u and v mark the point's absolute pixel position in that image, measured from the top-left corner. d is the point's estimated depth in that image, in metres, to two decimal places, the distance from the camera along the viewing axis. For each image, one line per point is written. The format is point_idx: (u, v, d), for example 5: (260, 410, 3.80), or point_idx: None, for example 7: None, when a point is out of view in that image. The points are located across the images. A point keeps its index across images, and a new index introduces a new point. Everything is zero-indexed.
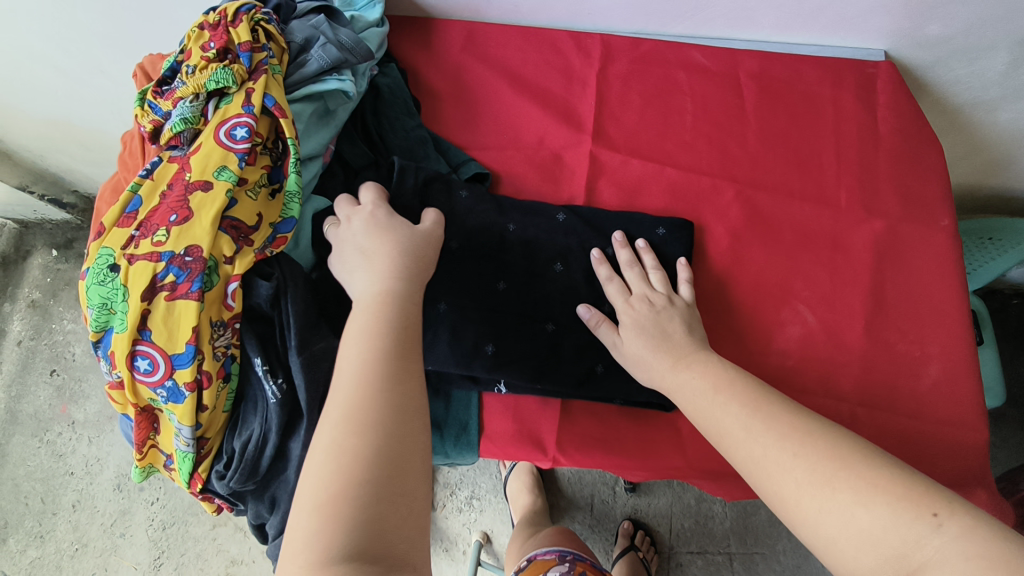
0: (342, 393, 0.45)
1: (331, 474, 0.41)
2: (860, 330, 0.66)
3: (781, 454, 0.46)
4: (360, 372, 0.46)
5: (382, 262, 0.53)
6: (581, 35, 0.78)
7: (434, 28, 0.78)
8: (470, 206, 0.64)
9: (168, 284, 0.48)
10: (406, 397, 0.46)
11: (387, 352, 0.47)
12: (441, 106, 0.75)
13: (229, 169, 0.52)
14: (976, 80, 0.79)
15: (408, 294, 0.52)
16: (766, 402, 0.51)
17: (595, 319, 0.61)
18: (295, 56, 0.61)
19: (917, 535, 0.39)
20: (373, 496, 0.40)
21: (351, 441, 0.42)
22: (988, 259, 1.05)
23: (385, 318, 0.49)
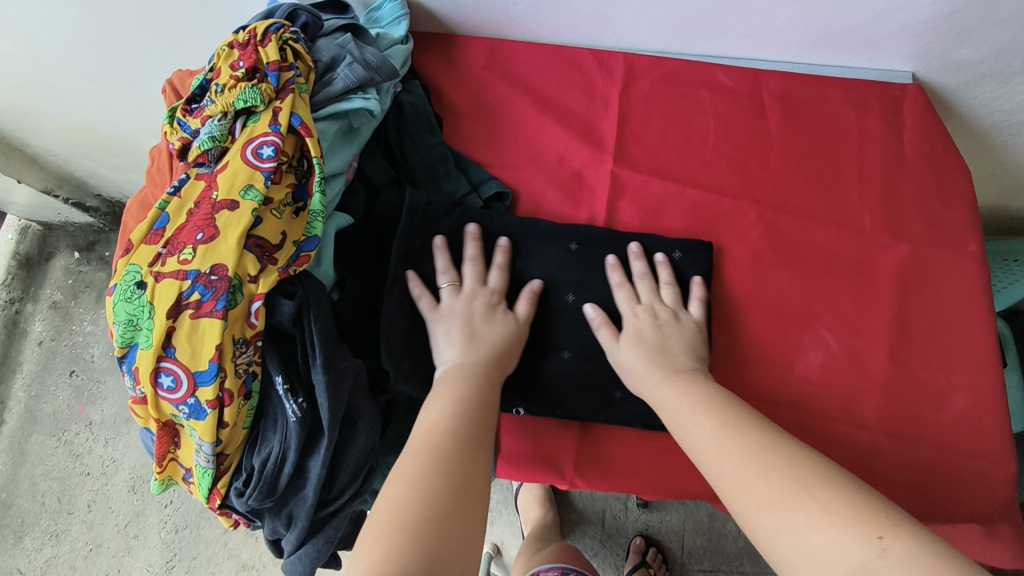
0: (435, 441, 0.48)
1: (411, 503, 0.42)
2: (884, 357, 0.65)
3: (743, 471, 0.45)
4: (452, 428, 0.49)
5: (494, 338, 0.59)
6: (603, 53, 0.78)
7: (456, 46, 0.79)
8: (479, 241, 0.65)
9: (193, 301, 0.49)
10: (479, 454, 0.49)
11: (469, 411, 0.51)
12: (462, 123, 0.75)
13: (255, 188, 0.52)
14: (1005, 103, 0.78)
15: (490, 376, 0.56)
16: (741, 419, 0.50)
17: (598, 321, 0.61)
18: (322, 75, 0.62)
19: (863, 561, 0.37)
20: (440, 517, 0.42)
21: (435, 479, 0.44)
22: (1013, 280, 1.03)
23: (471, 388, 0.54)
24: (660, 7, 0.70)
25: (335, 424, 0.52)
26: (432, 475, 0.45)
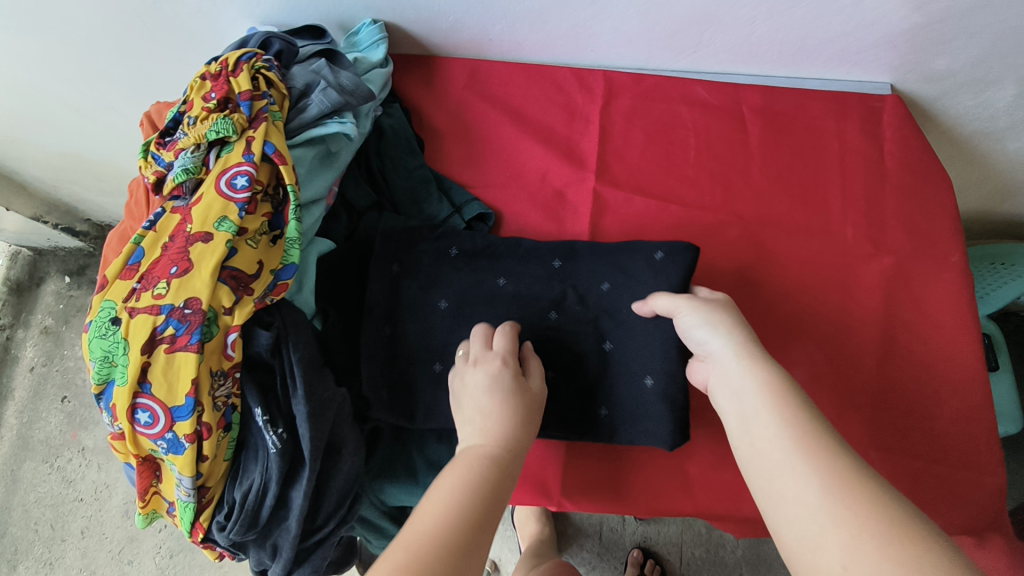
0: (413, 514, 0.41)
1: None
2: (870, 369, 0.65)
3: (806, 485, 0.38)
4: (450, 495, 0.43)
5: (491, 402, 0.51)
6: (583, 71, 0.78)
7: (437, 68, 0.79)
8: (461, 262, 0.65)
9: (168, 335, 0.49)
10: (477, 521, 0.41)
11: (477, 475, 0.45)
12: (444, 145, 0.76)
13: (229, 220, 0.53)
14: (985, 111, 0.78)
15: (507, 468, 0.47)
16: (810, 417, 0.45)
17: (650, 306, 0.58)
18: (296, 101, 0.63)
19: None
20: None
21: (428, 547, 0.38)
22: (998, 284, 1.04)
23: (481, 457, 0.47)
24: (638, 25, 0.71)
25: (316, 455, 0.52)
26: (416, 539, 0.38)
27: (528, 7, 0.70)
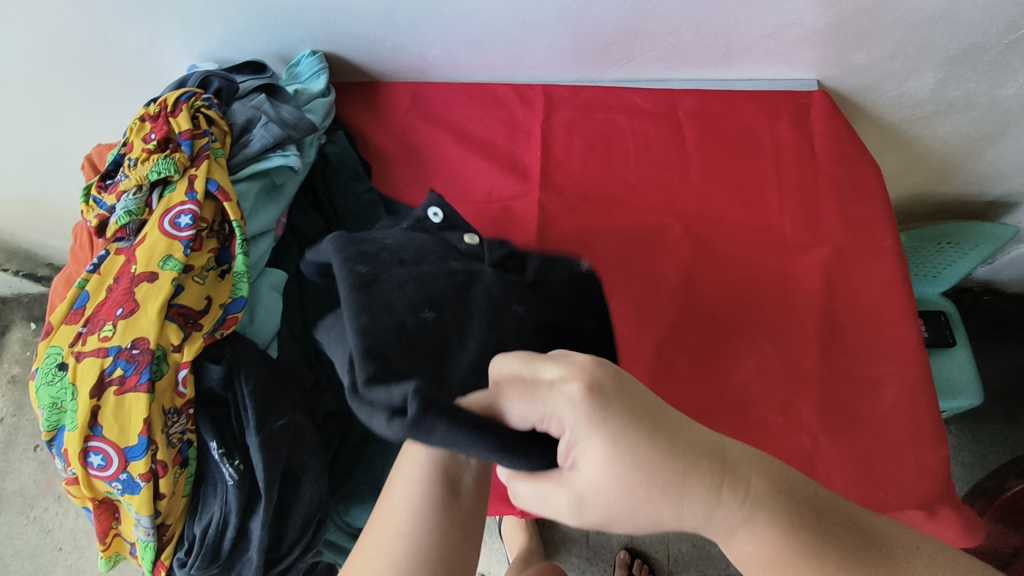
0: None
1: None
2: (816, 356, 0.67)
3: None
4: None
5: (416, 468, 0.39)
6: (522, 87, 0.80)
7: (380, 94, 0.81)
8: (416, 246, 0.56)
9: (116, 378, 0.50)
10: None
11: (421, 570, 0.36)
12: (390, 168, 0.77)
13: (174, 258, 0.54)
14: (910, 99, 0.81)
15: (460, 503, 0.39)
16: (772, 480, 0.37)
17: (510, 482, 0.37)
18: (238, 137, 0.64)
19: None
20: None
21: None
22: (952, 262, 1.10)
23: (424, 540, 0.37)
24: (570, 40, 0.73)
25: (272, 485, 0.53)
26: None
27: (462, 29, 0.72)
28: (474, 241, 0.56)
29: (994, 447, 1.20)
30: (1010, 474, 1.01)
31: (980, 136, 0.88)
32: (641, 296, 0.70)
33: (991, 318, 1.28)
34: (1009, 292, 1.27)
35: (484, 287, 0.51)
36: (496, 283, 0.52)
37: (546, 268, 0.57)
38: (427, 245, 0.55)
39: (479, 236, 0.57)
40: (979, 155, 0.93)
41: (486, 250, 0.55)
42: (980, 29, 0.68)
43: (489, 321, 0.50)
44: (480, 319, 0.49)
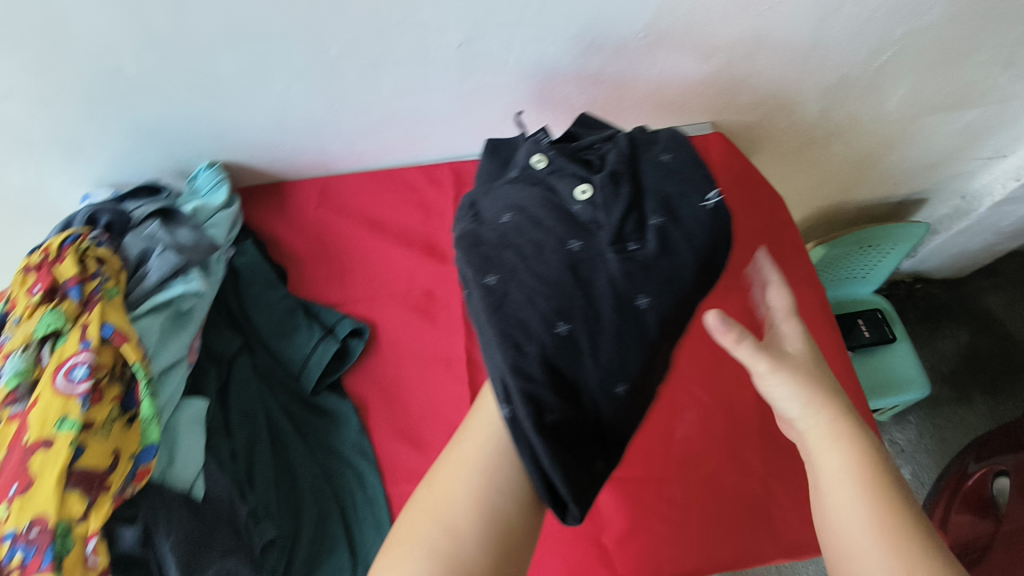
0: (414, 526, 0.48)
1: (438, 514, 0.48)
2: (753, 398, 0.67)
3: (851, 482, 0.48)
4: (451, 502, 0.48)
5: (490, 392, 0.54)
6: (429, 167, 0.80)
7: (288, 193, 0.80)
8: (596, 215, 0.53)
9: (16, 565, 0.47)
10: (478, 520, 0.47)
11: (474, 477, 0.48)
12: (305, 269, 0.76)
13: (71, 417, 0.51)
14: (803, 126, 0.83)
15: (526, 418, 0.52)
16: (855, 474, 0.48)
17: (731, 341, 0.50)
18: (134, 271, 0.61)
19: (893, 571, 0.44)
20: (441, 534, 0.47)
21: (421, 556, 0.46)
22: (876, 261, 1.14)
23: (499, 452, 0.49)
24: (466, 119, 0.73)
25: None
26: (407, 555, 0.46)
27: (357, 123, 0.72)
28: (590, 199, 0.54)
29: (953, 429, 1.22)
30: (970, 459, 0.99)
31: (877, 148, 0.91)
32: None
33: (926, 304, 1.32)
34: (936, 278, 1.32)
35: (607, 276, 0.51)
36: (620, 266, 0.51)
37: (667, 226, 0.53)
38: (545, 218, 0.54)
39: (591, 189, 0.54)
40: (880, 163, 0.96)
41: (602, 213, 0.53)
42: (851, 57, 0.70)
43: (617, 328, 0.50)
44: (611, 328, 0.50)
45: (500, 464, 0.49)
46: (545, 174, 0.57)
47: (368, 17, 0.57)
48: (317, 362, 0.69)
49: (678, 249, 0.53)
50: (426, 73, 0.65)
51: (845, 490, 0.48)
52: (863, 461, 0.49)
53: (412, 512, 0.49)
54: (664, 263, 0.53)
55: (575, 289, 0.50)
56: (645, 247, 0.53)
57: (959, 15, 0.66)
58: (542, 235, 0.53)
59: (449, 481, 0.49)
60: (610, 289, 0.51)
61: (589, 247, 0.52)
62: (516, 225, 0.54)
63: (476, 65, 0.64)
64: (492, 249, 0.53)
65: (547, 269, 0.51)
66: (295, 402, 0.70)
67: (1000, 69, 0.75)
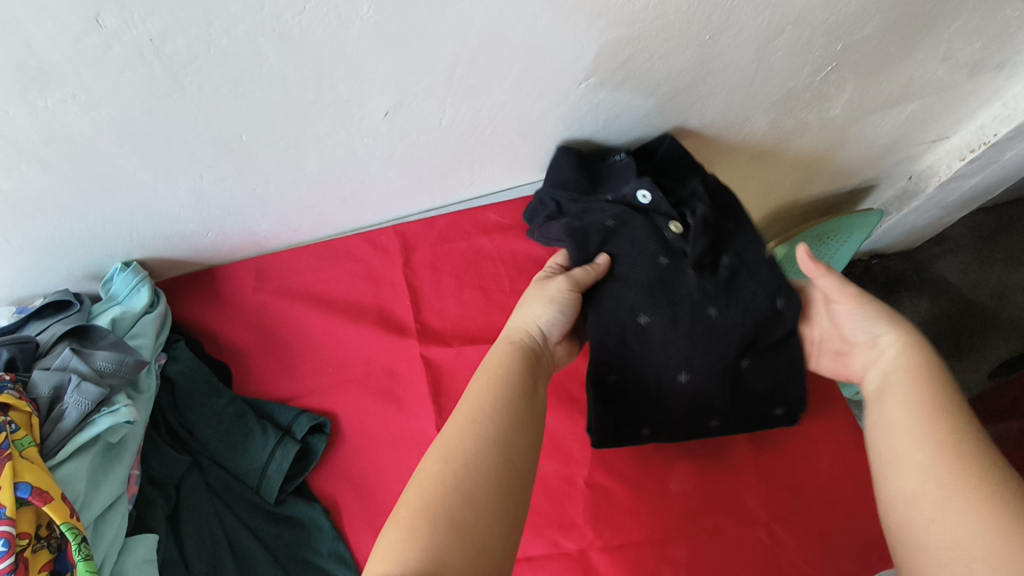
0: (432, 493, 0.39)
1: (425, 497, 0.39)
2: (744, 438, 0.64)
3: (907, 419, 0.44)
4: (467, 469, 0.40)
5: (498, 359, 0.50)
6: (373, 234, 0.74)
7: (222, 281, 0.73)
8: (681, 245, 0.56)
9: None
10: (483, 494, 0.39)
11: (489, 449, 0.42)
12: (252, 363, 0.69)
13: None
14: (753, 139, 0.80)
15: (508, 404, 0.45)
16: (915, 390, 0.45)
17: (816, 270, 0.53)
18: (49, 412, 0.54)
19: (933, 513, 0.39)
20: (428, 528, 0.37)
21: (439, 528, 0.37)
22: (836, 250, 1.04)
23: (472, 423, 0.43)
24: (405, 180, 0.67)
25: None
26: (422, 534, 0.37)
27: (285, 201, 0.65)
28: (683, 231, 0.56)
29: None
30: None
31: (826, 147, 0.87)
32: (554, 427, 0.66)
33: (886, 277, 1.18)
34: (892, 251, 1.18)
35: (687, 288, 0.55)
36: (699, 282, 0.55)
37: (737, 267, 0.56)
38: (643, 236, 0.56)
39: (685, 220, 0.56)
40: (830, 161, 0.92)
41: (692, 242, 0.55)
42: (793, 74, 0.68)
43: (687, 331, 0.54)
44: (681, 325, 0.54)
45: (507, 444, 0.43)
46: (651, 205, 0.58)
47: (277, 99, 0.51)
48: (277, 470, 0.62)
49: (760, 283, 0.55)
50: (353, 145, 0.59)
51: (909, 444, 0.42)
52: (928, 377, 0.46)
53: (423, 478, 0.40)
54: (747, 296, 0.55)
55: (638, 298, 0.55)
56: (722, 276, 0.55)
57: (897, 21, 0.64)
58: (638, 252, 0.56)
59: (456, 446, 0.42)
60: (688, 300, 0.54)
61: (677, 264, 0.55)
62: (615, 237, 0.58)
63: (408, 130, 0.59)
64: (586, 249, 0.58)
65: (625, 278, 0.56)
66: (258, 516, 0.62)
67: (938, 64, 0.74)
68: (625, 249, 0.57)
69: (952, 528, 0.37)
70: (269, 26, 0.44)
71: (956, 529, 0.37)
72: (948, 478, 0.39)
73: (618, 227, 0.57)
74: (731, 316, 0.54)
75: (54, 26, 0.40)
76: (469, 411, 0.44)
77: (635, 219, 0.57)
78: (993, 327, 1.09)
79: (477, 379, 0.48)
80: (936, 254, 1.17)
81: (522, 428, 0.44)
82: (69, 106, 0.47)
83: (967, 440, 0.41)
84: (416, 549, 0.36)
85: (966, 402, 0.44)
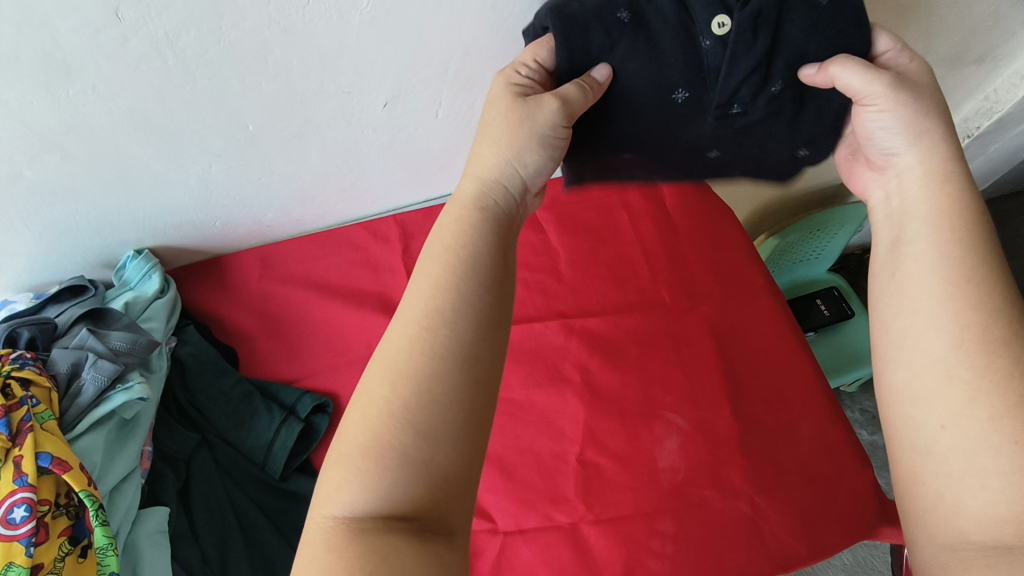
0: (382, 419, 0.35)
1: (375, 426, 0.35)
2: (729, 416, 0.66)
3: (930, 298, 0.38)
4: (419, 390, 0.36)
5: (456, 236, 0.42)
6: (373, 223, 0.77)
7: (228, 268, 0.76)
8: (716, 62, 0.44)
9: None
10: (442, 417, 0.35)
11: (443, 366, 0.36)
12: (257, 346, 0.72)
13: (18, 562, 0.47)
14: None
15: (465, 309, 0.38)
16: (943, 259, 0.38)
17: (828, 77, 0.42)
18: (67, 387, 0.57)
19: (942, 420, 0.35)
20: (379, 462, 0.34)
21: (387, 461, 0.34)
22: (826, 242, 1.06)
23: (424, 338, 0.37)
24: (403, 170, 0.70)
25: None
26: (374, 471, 0.34)
27: (289, 190, 0.68)
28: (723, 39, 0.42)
29: None
30: None
31: None
32: (547, 406, 0.69)
33: None
34: None
35: (697, 131, 0.49)
36: (714, 129, 0.48)
37: (783, 97, 0.45)
38: (666, 51, 0.44)
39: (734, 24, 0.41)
40: None
41: (731, 67, 0.43)
42: None
43: (674, 160, 0.53)
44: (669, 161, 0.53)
45: (465, 353, 0.37)
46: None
47: (283, 91, 0.54)
48: (282, 446, 0.65)
49: (793, 125, 0.48)
50: (354, 135, 0.62)
51: (928, 329, 0.37)
52: (962, 239, 0.38)
53: (370, 403, 0.36)
54: (765, 144, 0.49)
55: (646, 110, 0.48)
56: (763, 87, 0.44)
57: (874, 16, 0.67)
58: (655, 71, 0.45)
59: (409, 365, 0.37)
60: (691, 140, 0.50)
61: (696, 101, 0.46)
62: (629, 39, 0.44)
63: (407, 120, 0.62)
64: (583, 53, 0.45)
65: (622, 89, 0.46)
66: (263, 492, 0.65)
67: (918, 58, 0.77)
68: (633, 63, 0.45)
69: (962, 440, 0.34)
70: (275, 19, 0.47)
71: (969, 436, 0.34)
72: (970, 376, 0.35)
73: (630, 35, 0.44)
74: (731, 132, 0.48)
75: (78, 20, 0.43)
76: (421, 321, 0.38)
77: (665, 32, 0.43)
78: None
79: (426, 260, 0.41)
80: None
81: (481, 336, 0.38)
82: (88, 96, 0.50)
83: (996, 327, 0.36)
84: (367, 488, 0.34)
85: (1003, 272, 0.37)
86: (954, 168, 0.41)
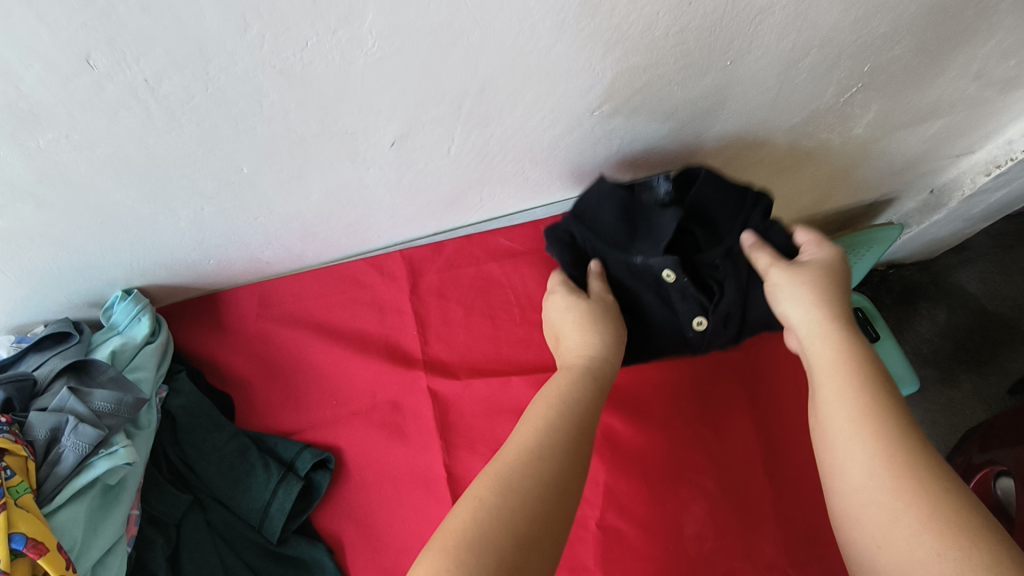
0: (489, 524, 0.37)
1: (477, 520, 0.38)
2: (761, 480, 0.62)
3: (840, 416, 0.42)
4: (524, 504, 0.39)
5: (562, 388, 0.49)
6: (378, 259, 0.72)
7: (225, 307, 0.71)
8: (704, 338, 0.61)
9: None
10: (539, 526, 0.38)
11: (549, 489, 0.40)
12: (255, 393, 0.68)
13: None
14: (772, 158, 0.77)
15: (569, 439, 0.45)
16: (843, 384, 0.44)
17: (751, 244, 0.57)
18: (46, 454, 0.53)
19: (886, 540, 0.37)
20: (475, 554, 0.35)
21: (491, 549, 0.36)
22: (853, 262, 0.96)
23: (538, 459, 0.42)
24: (412, 206, 0.65)
25: None
26: (466, 562, 0.35)
27: (289, 229, 0.63)
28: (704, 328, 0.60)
29: None
30: (974, 450, 0.82)
31: (846, 165, 0.83)
32: None
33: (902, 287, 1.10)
34: (910, 260, 1.09)
35: (707, 342, 0.61)
36: (717, 333, 0.61)
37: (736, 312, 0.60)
38: (659, 313, 0.61)
39: (682, 278, 0.57)
40: (849, 177, 0.87)
41: (709, 340, 0.61)
42: (816, 96, 0.65)
43: (702, 336, 0.61)
44: (690, 329, 0.61)
45: (567, 487, 0.42)
46: (675, 285, 0.58)
47: (279, 133, 0.49)
48: (280, 509, 0.60)
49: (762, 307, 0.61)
50: (358, 174, 0.57)
51: (852, 450, 0.40)
52: (847, 364, 0.45)
53: (477, 505, 0.39)
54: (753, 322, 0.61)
55: (654, 299, 0.60)
56: (742, 272, 0.59)
57: (928, 42, 0.61)
58: (657, 308, 0.61)
59: (516, 482, 0.40)
60: (705, 338, 0.61)
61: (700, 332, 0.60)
62: (632, 307, 0.62)
63: (416, 158, 0.57)
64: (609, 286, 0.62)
65: (635, 275, 0.60)
66: (260, 555, 0.61)
67: (968, 82, 0.69)
68: (615, 271, 0.61)
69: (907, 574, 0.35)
70: (269, 63, 0.41)
71: (907, 558, 0.35)
72: (889, 497, 0.37)
73: (621, 283, 0.61)
74: (723, 332, 0.61)
75: (44, 68, 0.38)
76: (535, 446, 0.43)
77: (648, 285, 0.60)
78: (1009, 340, 1.01)
79: (532, 414, 0.47)
80: (954, 263, 1.08)
81: (580, 467, 0.43)
82: (62, 145, 0.44)
83: (898, 447, 0.39)
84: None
85: (900, 398, 0.42)
86: (849, 331, 0.47)
